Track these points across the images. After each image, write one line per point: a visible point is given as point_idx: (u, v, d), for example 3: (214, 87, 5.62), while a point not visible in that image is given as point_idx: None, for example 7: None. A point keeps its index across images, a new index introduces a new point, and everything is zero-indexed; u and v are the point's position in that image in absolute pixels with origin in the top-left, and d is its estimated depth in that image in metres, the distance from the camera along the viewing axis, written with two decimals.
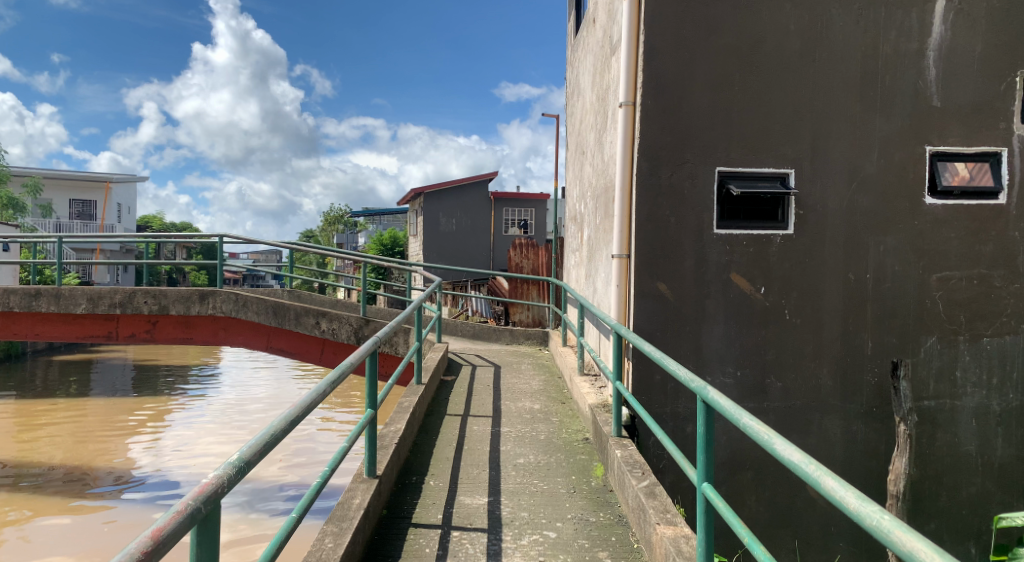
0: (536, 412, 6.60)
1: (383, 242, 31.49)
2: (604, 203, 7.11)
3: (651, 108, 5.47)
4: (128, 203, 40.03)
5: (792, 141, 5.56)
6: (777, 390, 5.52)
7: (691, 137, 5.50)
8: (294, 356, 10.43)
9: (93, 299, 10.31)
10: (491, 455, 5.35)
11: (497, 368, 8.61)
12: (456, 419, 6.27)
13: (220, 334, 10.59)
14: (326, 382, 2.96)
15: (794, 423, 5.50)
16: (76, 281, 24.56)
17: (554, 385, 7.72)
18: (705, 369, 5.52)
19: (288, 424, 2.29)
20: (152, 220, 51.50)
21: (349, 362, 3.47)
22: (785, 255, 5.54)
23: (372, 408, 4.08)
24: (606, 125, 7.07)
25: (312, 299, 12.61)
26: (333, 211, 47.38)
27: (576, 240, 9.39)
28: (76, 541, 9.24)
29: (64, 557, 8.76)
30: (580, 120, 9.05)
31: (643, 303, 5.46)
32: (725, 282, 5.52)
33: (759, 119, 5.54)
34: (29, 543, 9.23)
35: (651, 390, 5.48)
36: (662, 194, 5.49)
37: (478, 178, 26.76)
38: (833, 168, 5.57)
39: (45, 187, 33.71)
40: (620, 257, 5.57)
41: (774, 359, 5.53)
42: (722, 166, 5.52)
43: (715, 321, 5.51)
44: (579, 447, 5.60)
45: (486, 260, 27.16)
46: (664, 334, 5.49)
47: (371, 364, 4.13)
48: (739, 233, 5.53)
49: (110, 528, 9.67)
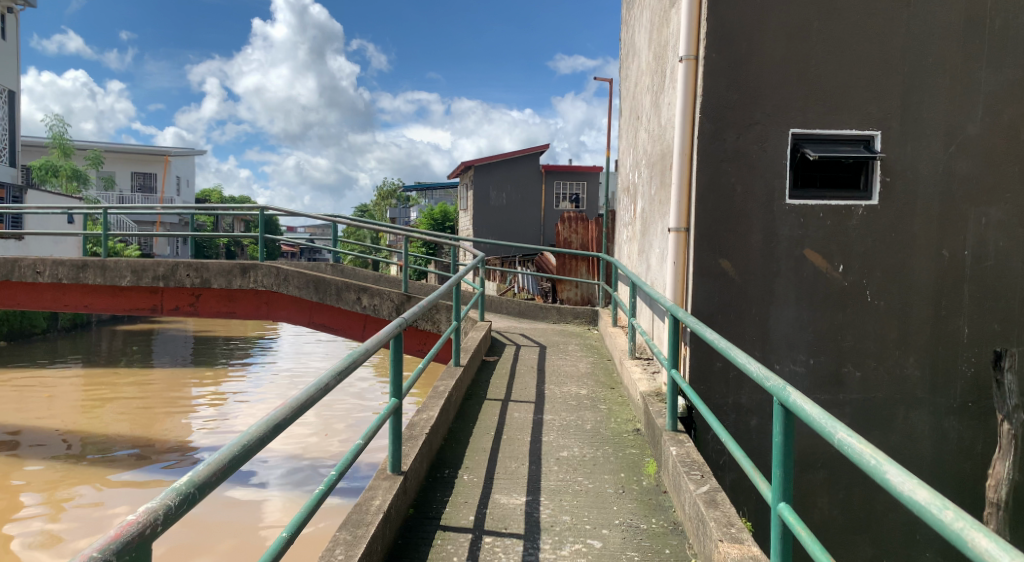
0: (582, 399, 6.12)
1: (434, 216, 31.33)
2: (659, 172, 6.49)
3: (716, 62, 4.82)
4: (186, 177, 41.00)
5: (879, 98, 4.83)
6: (856, 380, 4.88)
7: (761, 94, 4.84)
8: (335, 332, 10.20)
9: (137, 272, 10.28)
10: (532, 446, 4.91)
11: (542, 348, 8.17)
12: (495, 405, 5.85)
13: (263, 309, 10.43)
14: (331, 372, 2.56)
15: (875, 419, 4.86)
16: (136, 253, 25.16)
17: (603, 368, 7.23)
18: (772, 356, 4.92)
19: (263, 433, 1.90)
20: (212, 193, 53.03)
21: (364, 346, 3.05)
22: (868, 229, 4.86)
23: (395, 397, 3.69)
24: (663, 85, 6.44)
25: (355, 274, 12.38)
26: (385, 186, 47.57)
27: (628, 213, 8.80)
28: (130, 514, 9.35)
29: None
30: (634, 83, 8.41)
31: (703, 282, 4.89)
32: (797, 259, 4.89)
33: (841, 72, 4.83)
34: (92, 517, 9.30)
35: (711, 378, 4.92)
36: (726, 158, 4.86)
37: (529, 151, 26.14)
38: (927, 128, 4.83)
39: (108, 160, 34.65)
40: (677, 231, 4.98)
41: (851, 346, 4.88)
42: (796, 127, 4.87)
43: (784, 303, 4.89)
44: (629, 439, 5.10)
45: (536, 236, 26.71)
46: (725, 316, 4.90)
47: (395, 348, 3.69)
48: (814, 203, 4.88)
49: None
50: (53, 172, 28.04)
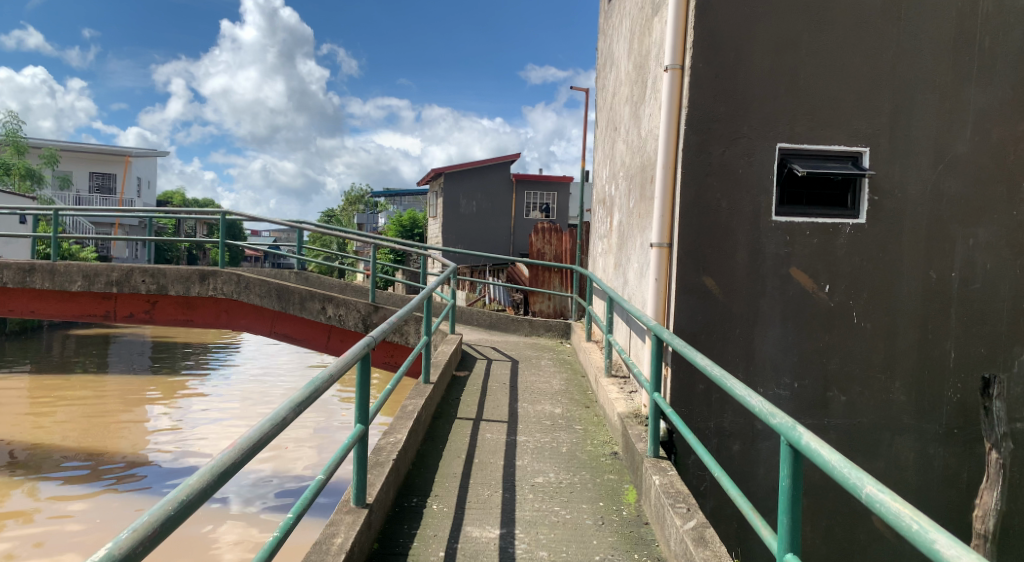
0: (557, 418, 5.87)
1: (402, 223, 30.92)
2: (639, 184, 6.30)
3: (702, 72, 4.64)
4: (147, 178, 39.90)
5: (867, 115, 4.71)
6: (841, 405, 4.72)
7: (749, 107, 4.68)
8: (299, 343, 9.80)
9: (89, 277, 9.75)
10: (505, 471, 4.64)
11: (515, 363, 7.92)
12: (467, 425, 5.57)
13: (222, 317, 9.97)
14: (290, 405, 2.31)
15: (860, 444, 4.72)
16: (92, 255, 24.25)
17: (577, 385, 7.00)
18: (756, 379, 4.74)
19: (204, 486, 1.71)
20: (174, 196, 51.67)
21: (328, 370, 2.77)
22: (855, 249, 4.72)
23: (361, 423, 3.40)
24: (644, 95, 6.27)
25: (320, 283, 11.97)
26: (353, 192, 46.97)
27: (603, 225, 8.62)
28: (79, 534, 8.87)
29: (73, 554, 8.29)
30: (612, 92, 8.25)
31: (686, 300, 4.69)
32: (783, 278, 4.72)
33: (831, 86, 4.69)
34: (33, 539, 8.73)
35: (693, 400, 4.72)
36: (712, 173, 4.68)
37: (500, 159, 25.93)
38: (915, 147, 4.73)
39: (64, 159, 33.48)
40: (659, 247, 4.77)
41: (837, 369, 4.73)
42: (784, 142, 4.72)
43: (770, 323, 4.72)
44: (607, 464, 4.85)
45: (506, 245, 26.49)
46: (708, 336, 4.71)
47: (361, 370, 3.40)
48: (801, 220, 4.73)
49: (115, 520, 9.27)
50: (5, 170, 26.93)
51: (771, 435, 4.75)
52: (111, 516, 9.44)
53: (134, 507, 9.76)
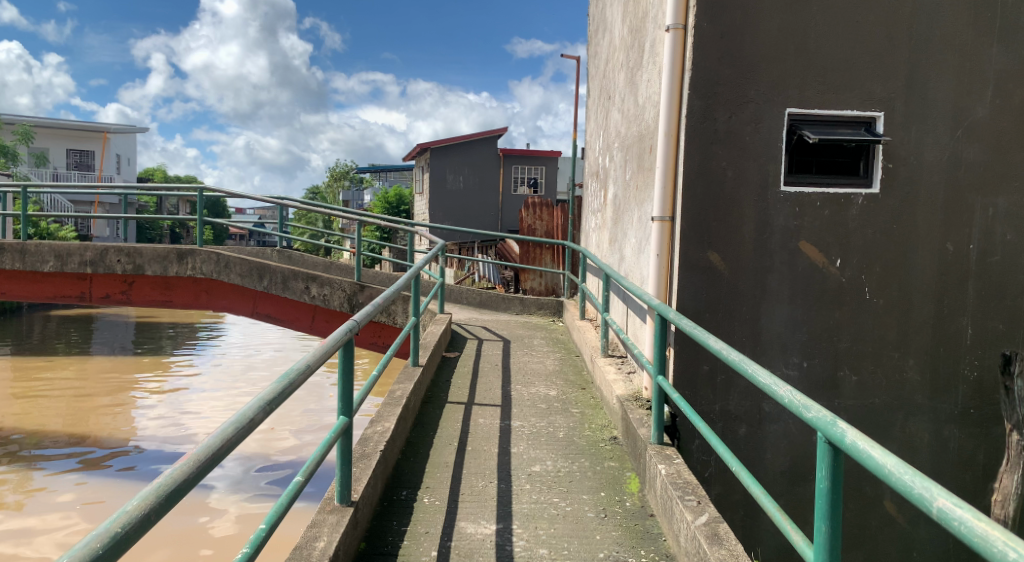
0: (552, 401, 5.62)
1: (389, 199, 30.43)
2: (636, 155, 6.00)
3: (706, 33, 4.32)
4: (127, 155, 39.09)
5: (883, 77, 4.42)
6: (852, 385, 4.50)
7: (756, 68, 4.36)
8: (282, 324, 9.46)
9: (62, 256, 9.35)
10: (500, 460, 4.38)
11: (506, 343, 7.66)
12: (458, 410, 5.31)
13: (202, 298, 9.58)
14: (256, 405, 1.97)
15: (872, 426, 4.50)
16: (71, 234, 23.69)
17: (572, 365, 6.75)
18: (764, 358, 4.49)
19: (150, 509, 1.38)
20: (156, 172, 50.90)
21: (304, 361, 2.45)
22: (867, 220, 4.46)
23: (343, 415, 3.12)
24: (640, 61, 5.94)
25: (303, 261, 11.60)
26: (338, 168, 46.42)
27: (596, 199, 8.32)
28: (59, 524, 8.60)
29: (53, 544, 8.03)
30: (606, 59, 7.89)
31: (690, 277, 4.42)
32: (791, 253, 4.46)
33: (843, 47, 4.38)
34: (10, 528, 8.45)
35: (697, 383, 4.47)
36: (717, 140, 4.38)
37: (487, 133, 25.41)
38: (932, 111, 4.44)
39: (40, 136, 32.61)
40: (661, 221, 4.48)
41: (848, 348, 4.49)
42: (793, 108, 4.42)
43: (777, 301, 4.46)
44: (606, 450, 4.61)
45: (494, 221, 26.11)
46: (714, 315, 4.44)
47: (343, 358, 3.10)
48: (810, 191, 4.45)
49: (98, 508, 9.03)
50: None
51: (779, 417, 4.53)
52: (92, 504, 9.17)
53: (117, 494, 9.51)
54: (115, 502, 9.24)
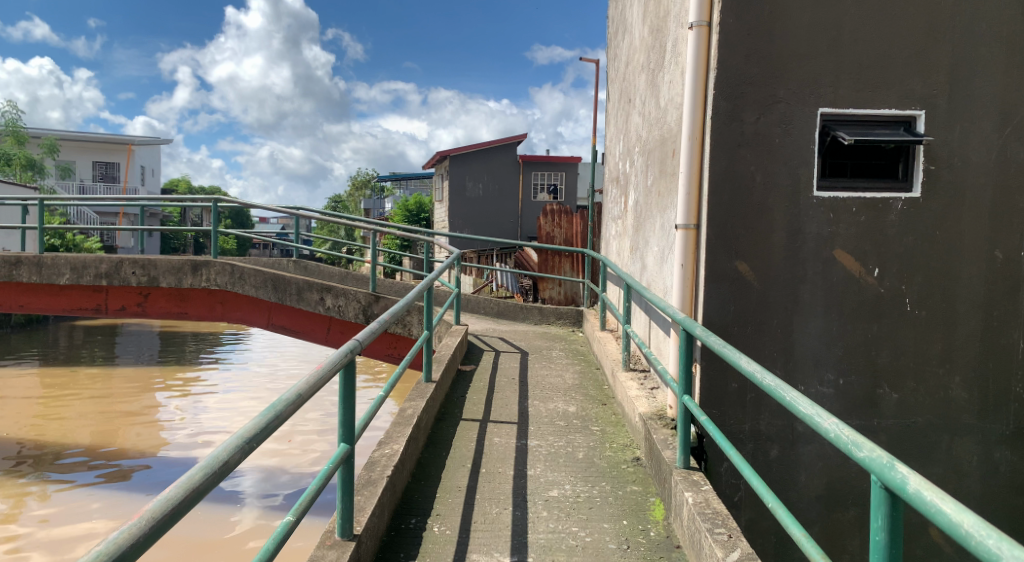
0: (571, 418, 5.36)
1: (408, 207, 30.39)
2: (658, 160, 5.75)
3: (732, 29, 4.06)
4: (151, 166, 39.55)
5: (923, 73, 4.13)
6: (893, 403, 4.18)
7: (786, 66, 4.10)
8: (297, 335, 9.32)
9: (77, 269, 9.30)
10: (516, 484, 4.14)
11: (524, 354, 7.42)
12: (472, 427, 5.08)
13: (217, 309, 9.47)
14: (230, 446, 1.78)
15: (915, 448, 4.19)
16: (96, 245, 23.90)
17: (592, 379, 6.50)
18: (796, 375, 4.20)
19: None
20: (180, 182, 51.63)
21: (294, 391, 2.26)
22: (908, 227, 4.15)
23: (344, 443, 2.91)
24: (661, 62, 5.69)
25: (319, 272, 11.48)
26: (359, 177, 46.66)
27: (617, 205, 8.07)
28: (75, 538, 8.52)
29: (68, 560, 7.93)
30: (625, 62, 7.65)
31: (717, 289, 4.15)
32: (825, 262, 4.17)
33: (880, 42, 4.10)
34: (26, 543, 8.39)
35: (725, 401, 4.19)
36: (744, 143, 4.12)
37: (506, 141, 25.29)
38: (978, 108, 4.14)
39: (65, 148, 33.06)
40: (685, 229, 4.21)
41: (888, 363, 4.18)
42: (826, 107, 4.14)
43: (810, 313, 4.18)
44: (628, 472, 4.35)
45: (513, 228, 25.93)
46: (742, 329, 4.16)
47: (344, 381, 2.90)
48: (846, 196, 4.16)
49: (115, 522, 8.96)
50: (6, 160, 26.53)
51: (814, 437, 4.23)
52: (108, 518, 9.08)
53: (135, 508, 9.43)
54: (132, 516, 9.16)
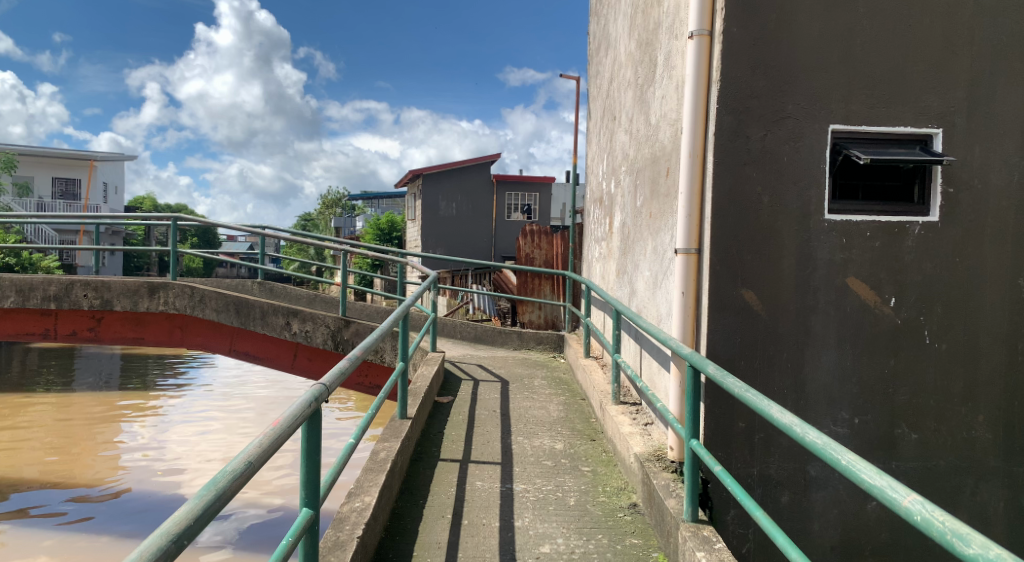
0: (559, 457, 4.94)
1: (380, 226, 29.82)
2: (649, 179, 5.42)
3: (737, 39, 3.73)
4: (114, 183, 38.46)
5: (941, 88, 3.86)
6: (912, 444, 3.85)
7: (796, 78, 3.79)
8: (261, 362, 8.77)
9: (23, 291, 8.63)
10: (503, 537, 3.71)
11: (504, 383, 7.01)
12: (452, 469, 4.65)
13: (176, 335, 8.87)
14: (140, 557, 1.39)
15: (937, 493, 3.87)
16: (53, 265, 22.88)
17: (578, 411, 6.10)
18: (808, 414, 3.84)
19: None
20: (146, 201, 50.37)
21: (242, 458, 1.84)
22: (924, 252, 3.86)
23: (308, 508, 2.46)
24: (653, 74, 5.37)
25: (286, 294, 10.93)
26: (330, 196, 46.08)
27: (601, 227, 7.72)
28: None
29: None
30: (609, 77, 7.35)
31: (722, 319, 3.78)
32: (838, 291, 3.84)
33: (893, 55, 3.82)
34: None
35: (732, 442, 3.81)
36: (750, 161, 3.78)
37: (480, 160, 24.99)
38: (996, 127, 3.89)
39: (23, 164, 31.87)
40: (685, 253, 3.86)
41: (907, 401, 3.85)
42: (839, 124, 3.84)
43: (822, 346, 3.83)
44: (625, 522, 3.93)
45: (487, 248, 25.56)
46: (750, 363, 3.80)
47: (307, 435, 2.46)
48: (858, 219, 3.85)
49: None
50: None
51: (827, 482, 3.87)
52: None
53: (87, 548, 8.76)
54: (84, 558, 8.49)
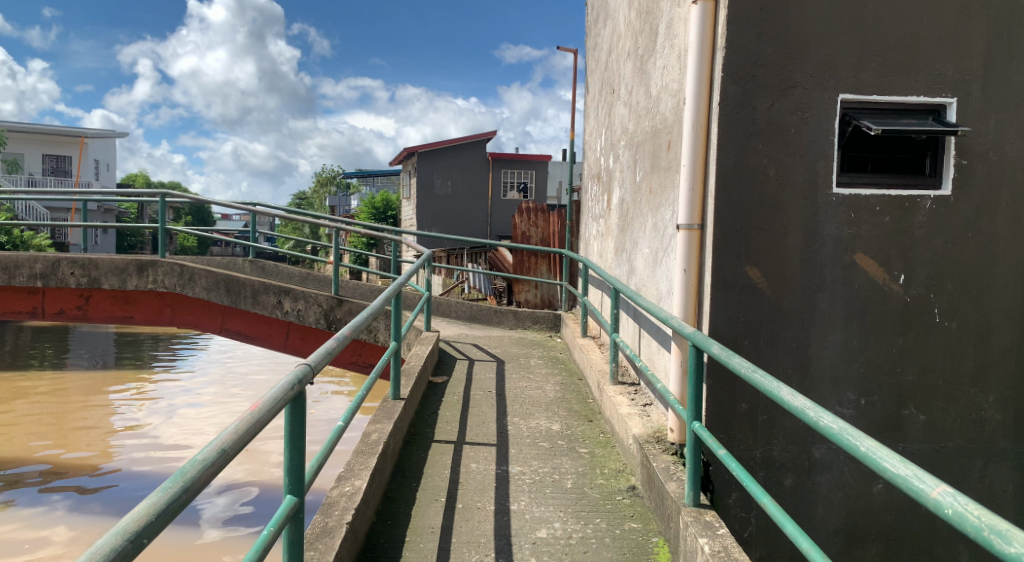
0: (556, 439, 4.82)
1: (375, 205, 29.55)
2: (649, 153, 5.24)
3: (743, 3, 3.55)
4: (105, 160, 38.00)
5: (956, 55, 3.69)
6: (920, 426, 3.75)
7: (804, 45, 3.62)
8: (253, 341, 8.63)
9: (9, 269, 8.44)
10: (498, 522, 3.60)
11: (500, 363, 6.88)
12: (446, 450, 4.53)
13: (166, 313, 8.70)
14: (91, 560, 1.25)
15: (944, 475, 3.77)
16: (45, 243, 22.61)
17: (575, 391, 5.99)
18: (813, 395, 3.73)
19: None
20: (138, 178, 49.88)
21: (215, 446, 1.70)
22: (935, 228, 3.72)
23: (293, 496, 2.33)
24: (654, 43, 5.17)
25: (278, 272, 10.76)
26: (325, 174, 45.68)
27: (598, 203, 7.56)
28: None
29: None
30: (608, 49, 7.14)
31: (725, 298, 3.64)
32: (845, 268, 3.70)
33: (906, 21, 3.65)
34: None
35: (734, 424, 3.70)
36: (756, 132, 3.62)
37: (475, 137, 24.69)
38: (1011, 97, 3.73)
39: (13, 140, 31.43)
40: (688, 229, 3.71)
41: (915, 382, 3.74)
42: (849, 93, 3.67)
43: (828, 325, 3.70)
44: (624, 506, 3.83)
45: (483, 227, 25.37)
46: (754, 343, 3.67)
47: (291, 418, 2.32)
48: (868, 194, 3.70)
49: (58, 547, 8.21)
50: None
51: (832, 465, 3.77)
52: (45, 543, 8.31)
53: (80, 527, 8.69)
54: (78, 536, 8.42)
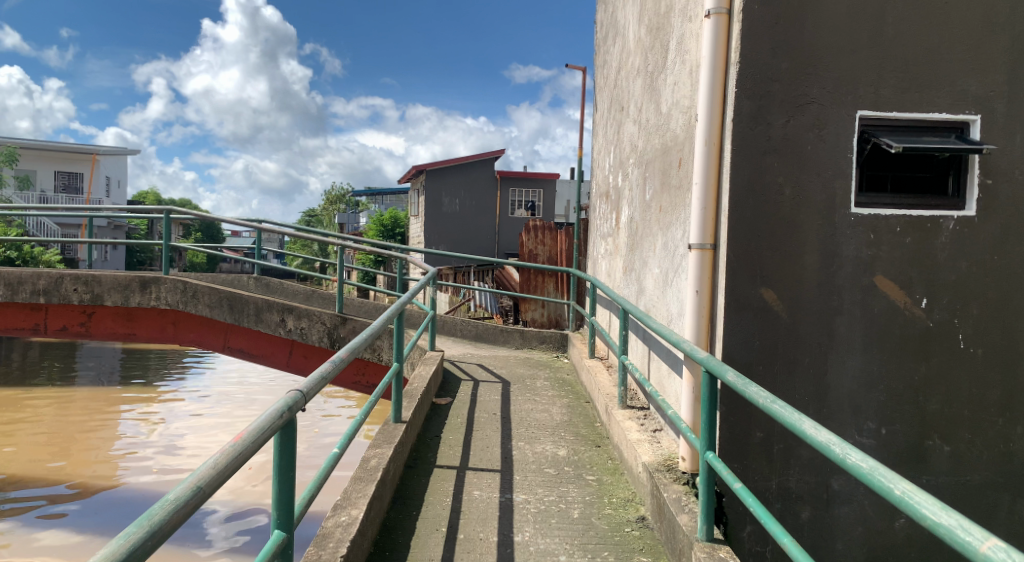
0: (562, 465, 4.65)
1: (383, 222, 29.56)
2: (659, 170, 5.12)
3: (757, 17, 3.44)
4: (117, 177, 38.29)
5: (979, 71, 3.56)
6: (944, 457, 3.57)
7: (822, 59, 3.50)
8: (256, 359, 8.52)
9: (12, 285, 8.38)
10: (501, 554, 3.44)
11: (505, 384, 6.73)
12: (448, 476, 4.38)
13: (168, 330, 8.61)
14: None
15: (970, 509, 3.59)
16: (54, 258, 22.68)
17: (582, 414, 5.83)
18: (831, 424, 3.56)
19: None
20: (149, 195, 50.25)
21: (189, 484, 1.56)
22: (959, 250, 3.56)
23: (280, 531, 2.19)
24: (665, 58, 5.07)
25: (282, 289, 10.66)
26: (334, 192, 45.86)
27: (607, 222, 7.44)
28: None
29: None
30: (618, 66, 7.05)
31: (739, 320, 3.49)
32: (865, 291, 3.54)
33: (927, 35, 3.53)
34: None
35: (749, 454, 3.53)
36: (771, 150, 3.49)
37: (484, 155, 24.71)
38: None
39: (26, 157, 31.72)
40: (700, 249, 3.57)
41: (938, 410, 3.56)
42: (868, 110, 3.54)
43: (847, 350, 3.54)
44: (633, 538, 3.65)
45: (490, 245, 25.30)
46: (769, 368, 3.51)
47: (280, 448, 2.18)
48: (888, 214, 3.56)
49: None
50: None
51: (852, 497, 3.59)
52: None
53: (79, 548, 8.55)
54: (75, 557, 8.27)
